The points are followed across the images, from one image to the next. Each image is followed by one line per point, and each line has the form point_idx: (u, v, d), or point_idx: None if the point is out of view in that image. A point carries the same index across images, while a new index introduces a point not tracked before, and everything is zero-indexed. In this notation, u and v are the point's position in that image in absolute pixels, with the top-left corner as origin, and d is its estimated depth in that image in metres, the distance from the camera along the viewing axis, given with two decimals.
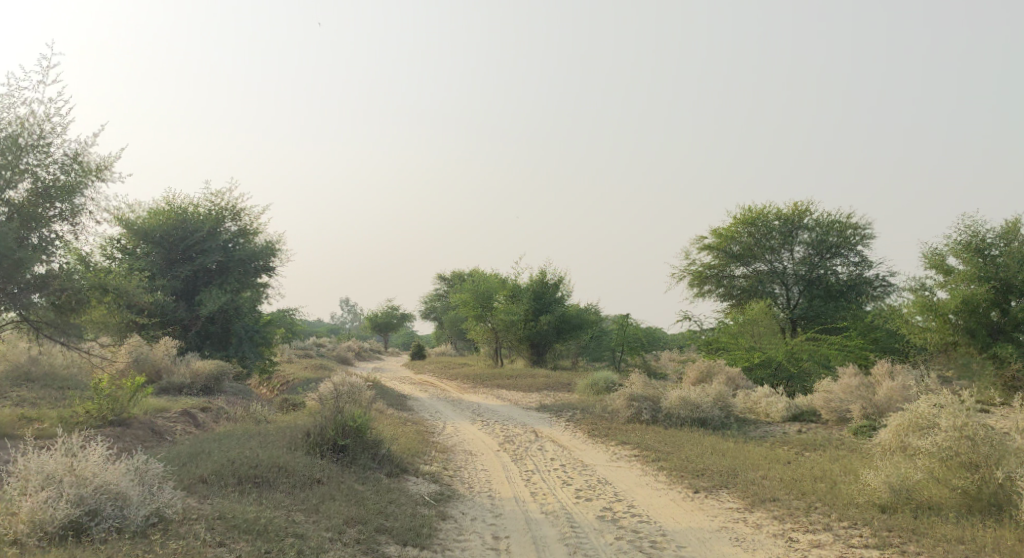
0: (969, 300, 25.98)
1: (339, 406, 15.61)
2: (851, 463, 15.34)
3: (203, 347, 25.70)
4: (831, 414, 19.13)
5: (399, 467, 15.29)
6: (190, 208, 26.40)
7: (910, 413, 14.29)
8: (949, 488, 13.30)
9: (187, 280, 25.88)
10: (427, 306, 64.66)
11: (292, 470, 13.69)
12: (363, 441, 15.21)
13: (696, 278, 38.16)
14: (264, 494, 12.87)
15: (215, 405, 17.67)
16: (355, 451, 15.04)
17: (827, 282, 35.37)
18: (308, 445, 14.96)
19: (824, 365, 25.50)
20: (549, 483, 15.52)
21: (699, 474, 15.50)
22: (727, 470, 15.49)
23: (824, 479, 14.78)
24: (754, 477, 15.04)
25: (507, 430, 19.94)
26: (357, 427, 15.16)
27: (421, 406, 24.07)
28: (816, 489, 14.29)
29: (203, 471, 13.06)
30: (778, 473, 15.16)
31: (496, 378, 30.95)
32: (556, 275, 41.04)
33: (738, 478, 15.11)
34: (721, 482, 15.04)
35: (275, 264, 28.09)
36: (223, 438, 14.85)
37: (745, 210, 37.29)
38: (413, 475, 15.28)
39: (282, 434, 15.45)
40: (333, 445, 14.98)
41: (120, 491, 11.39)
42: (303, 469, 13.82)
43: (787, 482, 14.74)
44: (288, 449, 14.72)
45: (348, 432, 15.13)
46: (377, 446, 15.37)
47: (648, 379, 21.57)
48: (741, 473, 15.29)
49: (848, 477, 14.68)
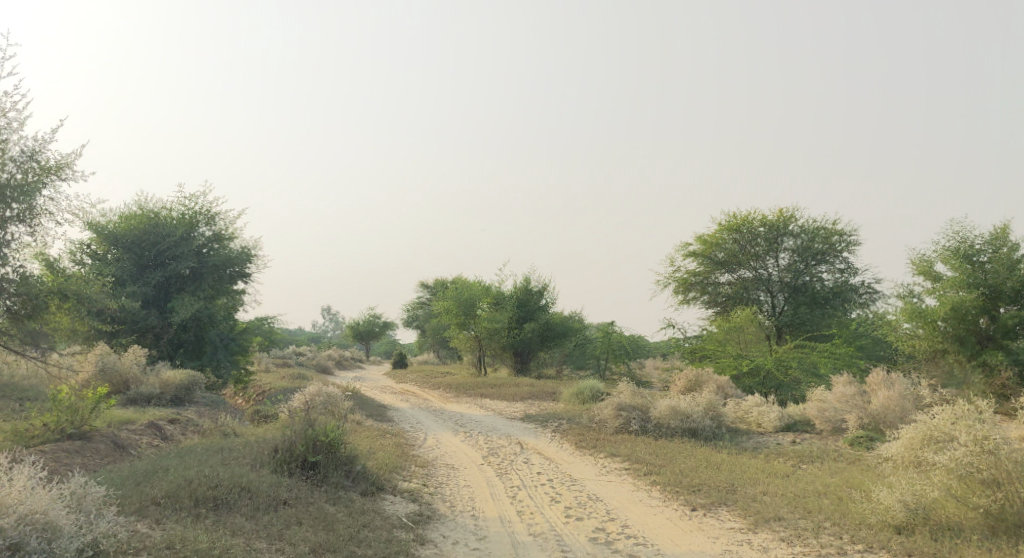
0: (958, 308, 25.55)
1: (311, 418, 14.83)
2: (854, 477, 14.76)
3: (176, 356, 24.91)
4: (825, 423, 18.59)
5: (375, 485, 14.56)
6: (163, 212, 25.52)
7: (923, 426, 13.54)
8: (971, 508, 12.74)
9: (159, 286, 25.04)
10: (409, 314, 63.88)
11: (257, 491, 12.93)
12: (336, 457, 14.48)
13: (681, 285, 37.66)
14: (223, 518, 12.13)
15: (185, 416, 16.89)
16: (327, 468, 14.28)
17: (812, 289, 34.99)
18: (277, 463, 14.21)
19: (814, 374, 24.97)
20: (537, 500, 14.84)
21: (695, 489, 14.85)
22: (725, 485, 14.87)
23: (827, 495, 14.20)
24: (754, 493, 14.43)
25: (491, 442, 19.25)
26: (329, 442, 14.42)
27: (401, 416, 23.36)
28: (823, 508, 13.70)
29: (157, 493, 12.27)
30: (779, 488, 14.56)
31: (479, 387, 30.29)
32: (539, 282, 40.41)
33: (737, 494, 14.49)
34: (718, 498, 14.39)
35: (252, 270, 27.26)
36: (187, 454, 14.06)
37: (730, 216, 36.76)
38: (390, 493, 14.56)
39: (251, 450, 14.67)
40: (302, 462, 14.24)
41: (50, 521, 10.66)
42: (269, 490, 13.06)
43: (791, 498, 14.13)
44: (255, 467, 13.94)
45: (320, 448, 14.38)
46: (351, 463, 14.64)
47: (636, 388, 20.96)
48: (740, 488, 14.67)
49: (854, 493, 14.10)
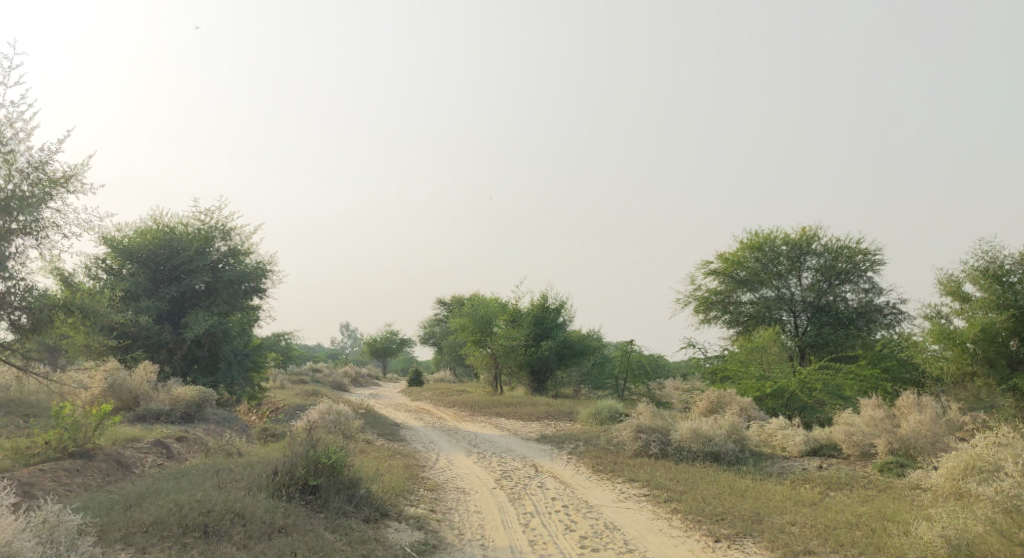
0: (988, 329, 24.90)
1: (313, 440, 14.44)
2: (885, 507, 14.13)
3: (189, 372, 24.62)
4: (853, 448, 17.95)
5: (379, 510, 14.12)
6: (178, 226, 25.29)
7: (964, 455, 13.62)
8: (1016, 543, 12.07)
9: (173, 301, 24.78)
10: (426, 330, 63.51)
11: (252, 517, 12.49)
12: (338, 480, 14.10)
13: (701, 304, 37.10)
14: (213, 547, 11.70)
15: (192, 434, 16.52)
16: (328, 492, 13.89)
17: (836, 309, 34.27)
18: (276, 485, 13.79)
19: (839, 397, 24.30)
20: (550, 528, 14.32)
21: (719, 518, 14.28)
22: (750, 514, 14.28)
23: (858, 526, 13.58)
24: (780, 524, 13.85)
25: (505, 464, 18.74)
26: (331, 465, 14.06)
27: (414, 436, 22.87)
28: (855, 540, 13.09)
29: (145, 518, 11.90)
30: (807, 518, 13.96)
31: (495, 405, 29.78)
32: (557, 300, 39.92)
33: (762, 524, 13.90)
34: (743, 528, 13.80)
35: (267, 286, 26.95)
36: (187, 475, 13.68)
37: (752, 234, 36.23)
38: (395, 520, 14.10)
39: (252, 471, 14.25)
40: (303, 486, 13.85)
41: (13, 553, 10.38)
42: (265, 515, 12.60)
43: (820, 530, 13.52)
44: (254, 490, 13.50)
45: (322, 471, 14.02)
46: (353, 487, 14.22)
47: (656, 409, 20.41)
48: (766, 518, 14.08)
49: (889, 524, 13.47)
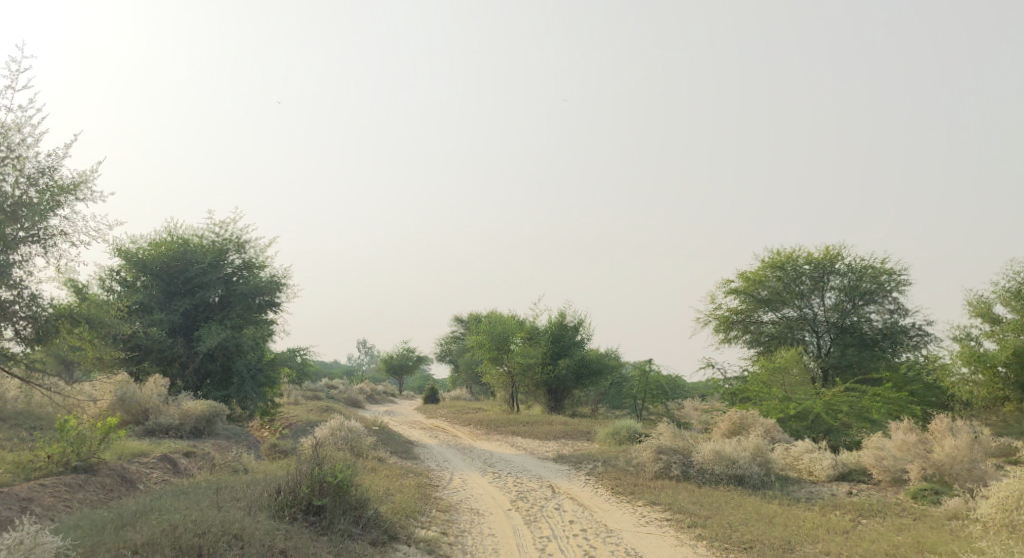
0: (1021, 351, 24.86)
1: (319, 458, 14.03)
2: (924, 537, 13.49)
3: (202, 387, 24.30)
4: (883, 474, 17.33)
5: (387, 533, 13.65)
6: (193, 239, 25.02)
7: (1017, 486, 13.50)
8: None
9: (187, 314, 24.49)
10: (443, 348, 63.07)
11: (250, 539, 11.99)
12: (342, 500, 13.66)
13: (722, 323, 36.47)
14: None
15: (201, 449, 16.13)
16: (333, 513, 13.45)
17: (860, 331, 33.56)
18: (279, 506, 13.33)
19: (866, 419, 23.69)
20: (569, 554, 13.78)
21: (747, 546, 13.68)
22: (780, 542, 13.68)
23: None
24: (812, 553, 13.26)
25: (520, 485, 18.19)
26: (337, 485, 13.63)
27: (428, 454, 22.41)
28: None
29: (138, 538, 11.45)
30: (840, 548, 13.35)
31: (512, 424, 29.23)
32: (575, 317, 39.43)
33: (793, 553, 13.30)
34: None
35: (281, 299, 26.58)
36: (188, 493, 13.26)
37: (773, 253, 35.61)
38: (405, 543, 13.62)
39: (255, 489, 13.80)
40: (307, 506, 13.42)
41: None
42: (263, 538, 12.10)
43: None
44: (255, 510, 13.01)
45: (327, 490, 13.59)
46: (361, 508, 13.79)
47: (677, 430, 19.82)
48: (797, 547, 13.48)
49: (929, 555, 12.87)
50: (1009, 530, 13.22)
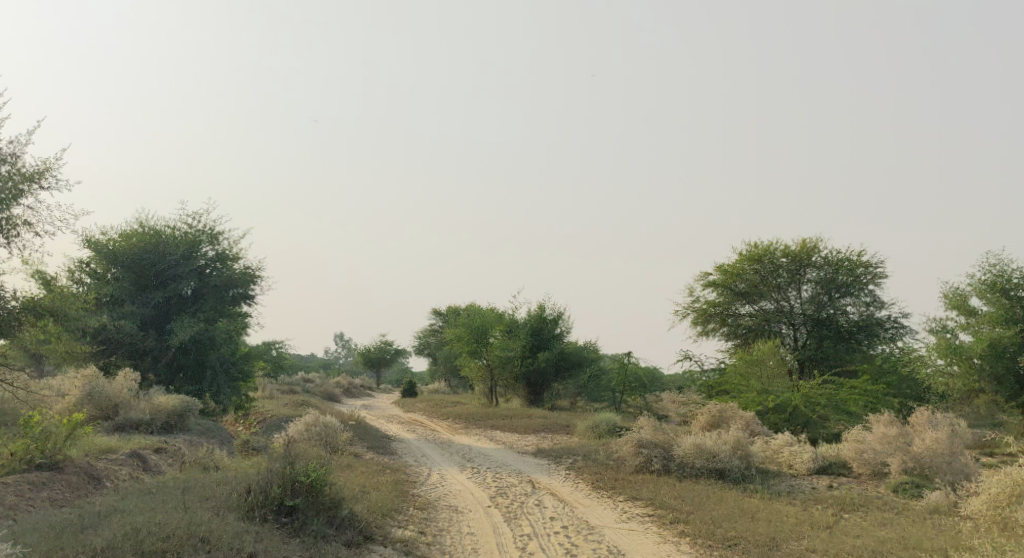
0: (996, 344, 25.00)
1: (291, 457, 13.75)
2: (909, 533, 13.40)
3: (174, 381, 23.86)
4: (864, 467, 17.32)
5: (362, 534, 13.39)
6: (165, 230, 24.50)
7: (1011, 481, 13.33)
8: None
9: (159, 307, 24.01)
10: (421, 341, 62.71)
11: (218, 543, 11.64)
12: (315, 499, 13.37)
13: (699, 316, 36.38)
14: None
15: (173, 445, 15.76)
16: (306, 513, 13.16)
17: (836, 323, 33.65)
18: (249, 506, 13.01)
19: (844, 412, 23.86)
20: (550, 553, 13.58)
21: (730, 544, 13.54)
22: (765, 539, 13.53)
23: (883, 554, 12.85)
24: (799, 550, 13.14)
25: (500, 480, 17.96)
26: (310, 484, 13.35)
27: (405, 449, 22.14)
28: None
29: (98, 542, 11.07)
30: (826, 544, 13.24)
31: (491, 418, 28.99)
32: (554, 310, 39.19)
33: (780, 550, 13.16)
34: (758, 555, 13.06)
35: (256, 292, 26.11)
36: (156, 492, 12.91)
37: (750, 246, 35.43)
38: (381, 543, 13.36)
39: (225, 488, 13.48)
40: (278, 507, 13.12)
41: None
42: (231, 541, 11.76)
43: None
44: (223, 511, 12.67)
45: (300, 490, 13.32)
46: (335, 508, 13.50)
47: (657, 423, 19.66)
48: (782, 544, 13.35)
49: (916, 551, 12.79)
50: (1002, 526, 13.02)
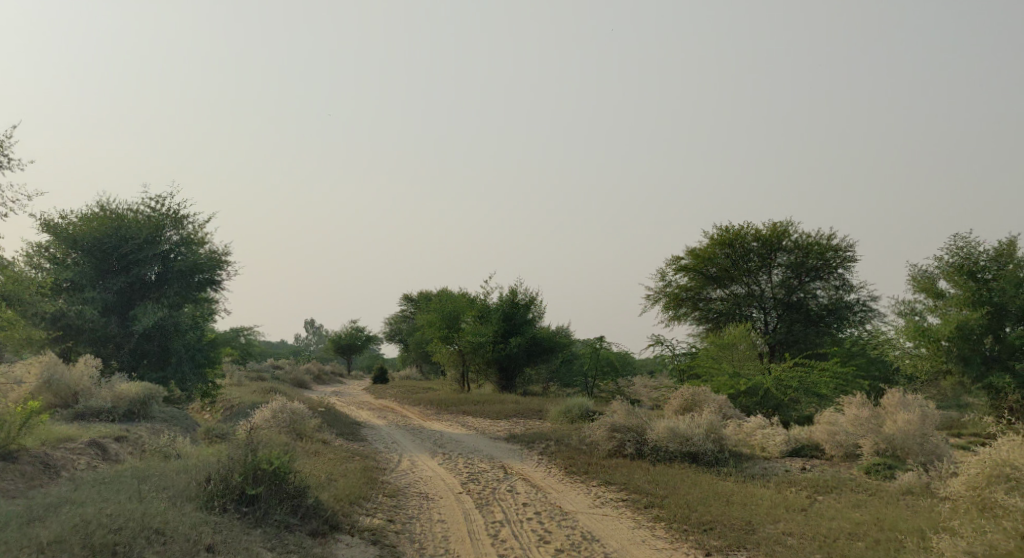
0: (963, 326, 25.13)
1: (253, 445, 13.50)
2: (884, 515, 13.38)
3: (138, 368, 23.36)
4: (836, 449, 17.31)
5: (328, 523, 13.14)
6: (127, 213, 23.86)
7: (990, 460, 13.17)
8: None
9: (122, 292, 23.45)
10: (393, 326, 62.26)
11: (173, 534, 11.35)
12: (278, 487, 13.07)
13: (671, 300, 36.29)
14: None
15: (135, 433, 15.38)
16: (269, 503, 12.88)
17: (807, 307, 33.87)
18: (209, 495, 12.73)
19: (815, 394, 24.07)
20: (523, 540, 13.38)
21: (706, 528, 13.43)
22: (740, 523, 13.44)
23: (860, 537, 12.83)
24: (774, 533, 13.06)
25: (472, 466, 17.75)
26: (272, 472, 13.05)
27: (376, 434, 21.85)
28: (858, 551, 12.38)
29: (45, 535, 10.71)
30: (801, 527, 13.18)
31: (463, 403, 28.74)
32: (527, 294, 38.89)
33: (756, 535, 13.06)
34: (735, 540, 12.96)
35: (222, 277, 25.55)
36: (113, 482, 12.58)
37: (722, 230, 35.14)
38: (347, 533, 13.12)
39: (184, 476, 13.16)
40: (240, 496, 12.84)
41: None
42: (188, 532, 11.46)
43: (819, 542, 12.70)
44: (181, 501, 12.36)
45: (262, 478, 13.03)
46: (299, 496, 13.23)
47: (631, 407, 19.53)
48: (758, 528, 13.26)
49: (891, 534, 12.75)
50: (981, 507, 12.93)
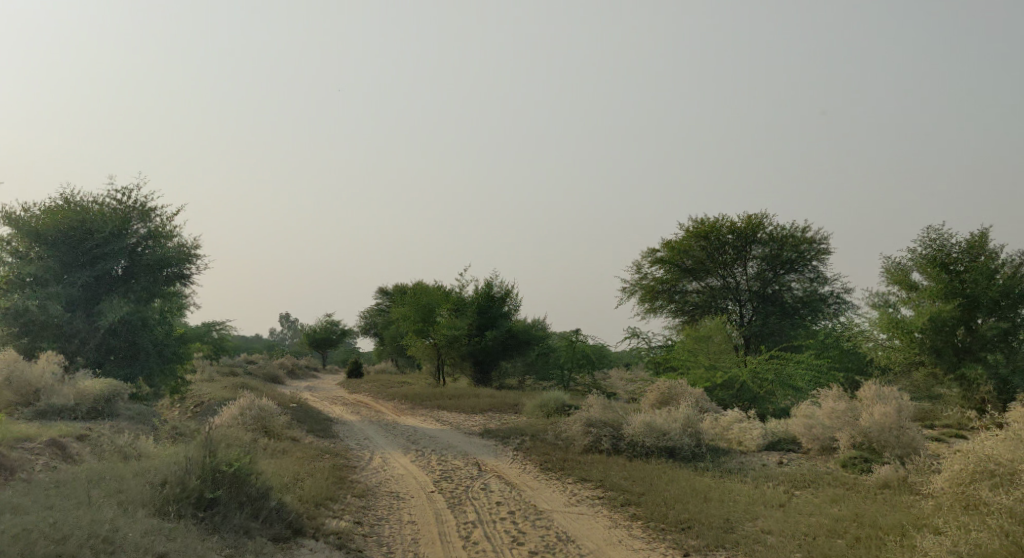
0: (936, 318, 25.19)
1: (212, 447, 13.34)
2: (863, 511, 13.31)
3: (104, 364, 22.86)
4: (813, 442, 17.23)
5: (291, 527, 12.97)
6: (92, 206, 23.29)
7: (972, 457, 13.07)
8: None
9: (87, 287, 22.91)
10: (368, 319, 61.76)
11: (122, 543, 11.14)
12: (238, 491, 12.95)
13: (647, 293, 36.13)
14: None
15: (98, 432, 14.97)
16: (227, 507, 12.73)
17: (781, 299, 33.93)
18: (163, 500, 12.33)
19: (790, 387, 24.04)
20: (495, 541, 13.14)
21: (684, 527, 13.25)
22: (719, 521, 13.27)
23: (839, 534, 12.73)
24: (753, 532, 12.91)
25: (445, 463, 17.46)
26: (231, 476, 12.97)
27: (348, 431, 21.50)
28: (837, 549, 12.28)
29: None
30: (780, 524, 13.05)
31: (437, 397, 28.44)
32: (502, 287, 38.63)
33: (735, 533, 12.91)
34: (714, 539, 12.79)
35: (191, 270, 25.03)
36: (67, 485, 12.24)
37: (697, 223, 35.03)
38: (311, 537, 12.92)
39: (143, 478, 12.84)
40: (199, 500, 12.59)
41: None
42: (139, 541, 11.25)
43: (798, 540, 12.59)
44: (133, 507, 11.99)
45: (221, 481, 12.92)
46: (261, 499, 13.09)
47: (607, 402, 19.32)
48: (737, 526, 13.10)
49: (871, 531, 12.67)
50: (962, 503, 12.88)
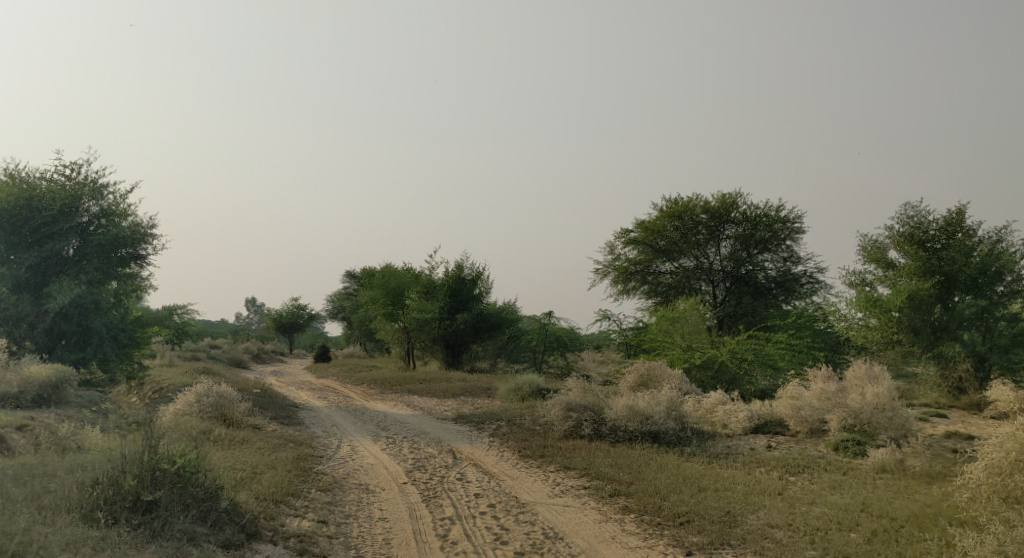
0: (914, 295, 24.79)
1: (154, 441, 12.39)
2: (869, 501, 12.78)
3: (54, 349, 21.71)
4: (801, 424, 16.69)
5: (244, 531, 12.07)
6: (39, 183, 22.03)
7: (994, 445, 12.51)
8: None
9: (35, 268, 21.70)
10: (336, 304, 60.55)
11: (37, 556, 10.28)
12: (181, 491, 12.01)
13: (620, 274, 35.36)
14: None
15: (41, 423, 14.00)
16: (169, 510, 11.73)
17: (755, 279, 33.37)
18: (94, 504, 11.52)
19: (770, 367, 23.42)
20: (476, 541, 12.34)
21: (682, 522, 12.54)
22: (718, 514, 12.59)
23: (849, 527, 12.16)
24: (755, 526, 12.28)
25: (417, 451, 16.59)
26: (174, 473, 12.04)
27: (313, 418, 20.53)
28: (848, 544, 11.70)
29: None
30: (783, 517, 12.44)
31: (407, 382, 27.55)
32: (474, 269, 37.73)
33: (738, 529, 12.24)
34: (716, 536, 12.09)
35: (147, 250, 23.82)
36: None
37: (670, 202, 34.31)
38: (272, 543, 12.02)
39: (79, 475, 11.98)
40: (136, 503, 11.71)
41: None
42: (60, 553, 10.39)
43: (807, 534, 11.99)
44: (54, 514, 11.15)
45: (162, 480, 11.97)
46: (210, 500, 12.19)
47: (587, 384, 18.58)
48: (739, 520, 12.43)
49: (885, 524, 12.11)
50: (977, 493, 12.37)
